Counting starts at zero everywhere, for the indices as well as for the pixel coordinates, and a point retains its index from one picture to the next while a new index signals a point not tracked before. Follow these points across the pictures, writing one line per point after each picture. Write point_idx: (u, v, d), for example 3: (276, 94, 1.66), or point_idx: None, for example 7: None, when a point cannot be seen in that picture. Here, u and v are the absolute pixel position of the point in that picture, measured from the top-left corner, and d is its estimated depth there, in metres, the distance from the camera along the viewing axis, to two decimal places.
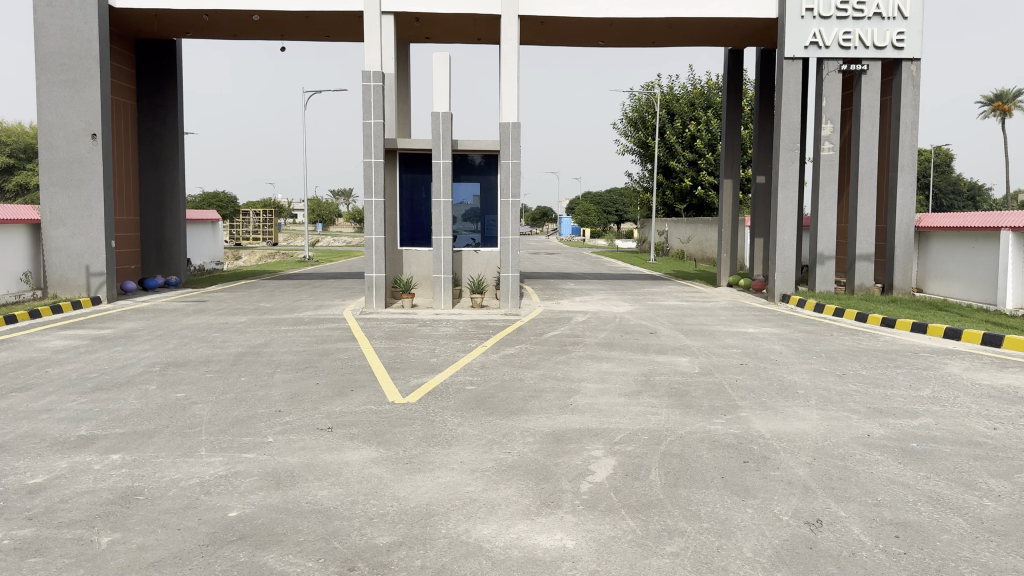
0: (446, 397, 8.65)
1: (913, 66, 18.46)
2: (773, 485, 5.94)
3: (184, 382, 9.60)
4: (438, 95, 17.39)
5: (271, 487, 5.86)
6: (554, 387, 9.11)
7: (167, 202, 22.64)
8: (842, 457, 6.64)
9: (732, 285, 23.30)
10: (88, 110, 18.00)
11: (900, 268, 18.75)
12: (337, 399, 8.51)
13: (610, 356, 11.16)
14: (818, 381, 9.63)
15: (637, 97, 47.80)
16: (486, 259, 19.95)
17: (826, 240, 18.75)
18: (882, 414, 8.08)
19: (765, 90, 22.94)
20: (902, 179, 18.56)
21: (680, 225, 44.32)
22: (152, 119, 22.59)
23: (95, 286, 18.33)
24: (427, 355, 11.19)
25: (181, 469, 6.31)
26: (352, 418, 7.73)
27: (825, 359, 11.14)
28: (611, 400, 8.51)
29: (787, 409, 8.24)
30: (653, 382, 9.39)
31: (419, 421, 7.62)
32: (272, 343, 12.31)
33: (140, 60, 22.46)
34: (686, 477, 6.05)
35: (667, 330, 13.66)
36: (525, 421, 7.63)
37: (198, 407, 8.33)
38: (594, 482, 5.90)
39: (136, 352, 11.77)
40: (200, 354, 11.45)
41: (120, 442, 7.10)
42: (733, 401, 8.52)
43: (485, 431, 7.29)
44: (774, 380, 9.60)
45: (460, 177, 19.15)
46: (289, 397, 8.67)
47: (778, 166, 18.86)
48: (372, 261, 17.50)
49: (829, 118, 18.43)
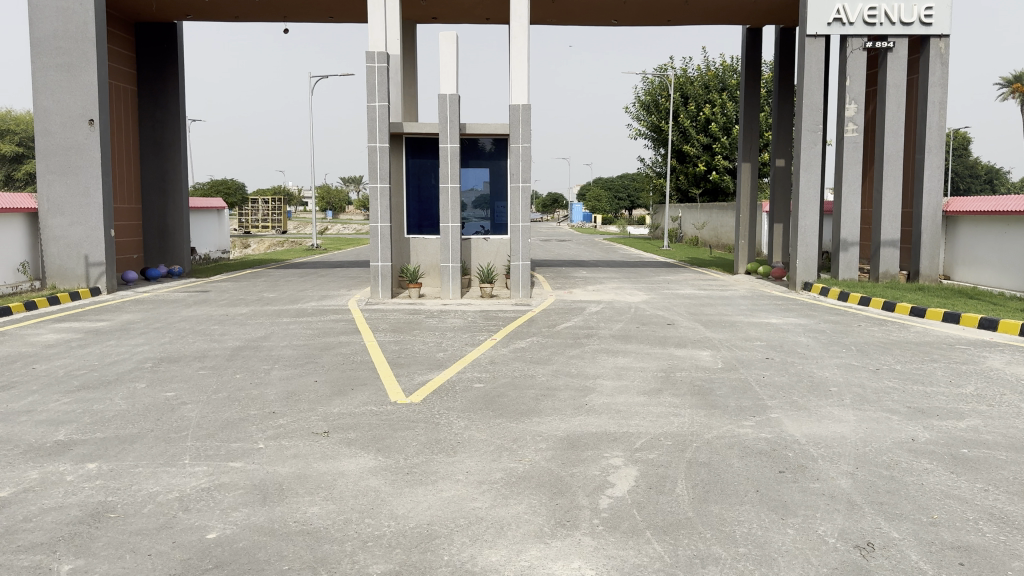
0: (452, 396, 8.07)
1: (942, 42, 17.63)
2: (814, 500, 5.35)
3: (175, 379, 9.05)
4: (445, 76, 16.73)
5: (256, 503, 5.30)
6: (568, 385, 8.50)
7: (169, 190, 22.13)
8: (887, 466, 6.02)
9: (751, 272, 22.55)
10: (85, 95, 17.46)
11: (926, 255, 17.97)
12: (337, 399, 7.95)
13: (626, 350, 10.55)
14: (851, 377, 8.98)
15: (650, 80, 46.95)
16: (495, 248, 19.26)
17: (850, 225, 18.01)
18: (924, 415, 7.45)
19: (785, 70, 22.11)
20: (930, 161, 17.74)
21: (695, 211, 43.47)
22: (153, 104, 22.00)
23: (94, 277, 17.86)
24: (433, 350, 10.59)
25: (160, 481, 5.76)
26: (351, 421, 7.15)
27: (856, 352, 10.48)
28: (629, 400, 7.89)
29: (821, 409, 7.63)
30: (674, 379, 8.77)
31: (422, 425, 7.03)
32: (273, 337, 11.76)
33: (140, 43, 21.87)
34: (716, 491, 5.45)
35: (685, 321, 13.03)
36: (538, 424, 7.05)
37: (188, 408, 7.78)
38: (615, 496, 5.31)
39: (129, 347, 11.24)
40: (195, 349, 10.90)
41: (98, 448, 6.56)
42: (762, 400, 7.90)
43: (494, 436, 6.70)
44: (804, 376, 8.97)
45: (468, 163, 18.55)
46: (285, 397, 8.11)
47: (799, 148, 18.10)
48: (377, 249, 16.91)
49: (853, 98, 17.68)
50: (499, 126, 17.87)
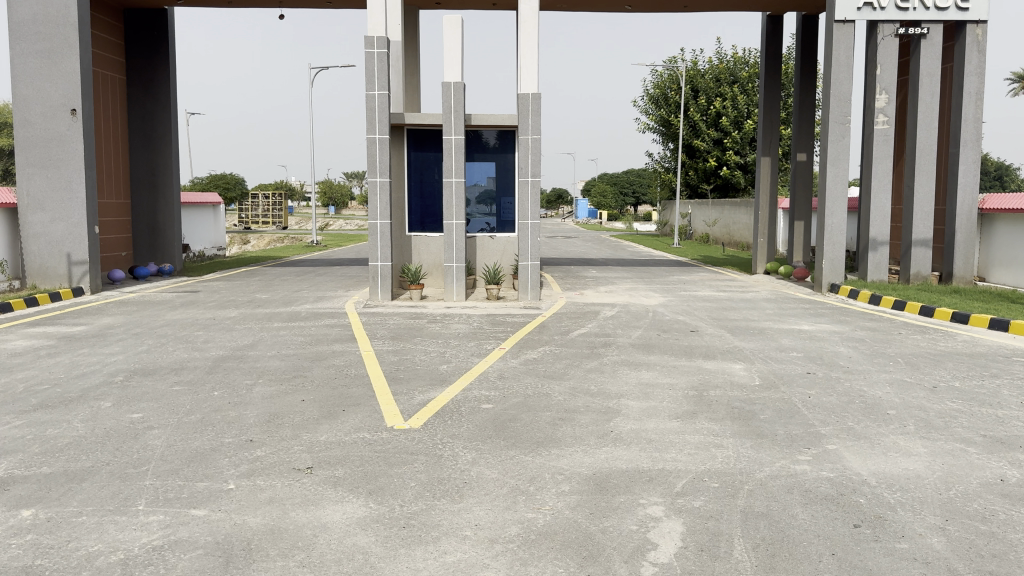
0: (457, 420, 7.03)
1: (979, 28, 16.50)
2: (904, 567, 4.33)
3: (146, 398, 8.02)
4: (449, 63, 15.66)
5: (216, 570, 4.29)
6: (589, 407, 7.47)
7: (160, 185, 21.14)
8: (983, 518, 4.98)
9: (770, 273, 21.47)
10: (67, 83, 16.45)
11: (960, 255, 16.87)
12: (325, 424, 6.93)
13: (649, 362, 9.52)
14: (908, 398, 7.92)
15: (660, 72, 46.07)
16: (503, 246, 18.23)
17: (879, 223, 16.93)
18: (1005, 447, 6.40)
19: (808, 60, 21.02)
20: (965, 155, 16.63)
21: (706, 207, 42.35)
22: (143, 94, 20.97)
23: (77, 276, 16.85)
24: (436, 361, 9.55)
25: (105, 536, 4.75)
26: (340, 453, 6.13)
27: (905, 366, 9.42)
28: (661, 426, 6.85)
29: (885, 440, 6.60)
30: (709, 399, 7.73)
31: (423, 458, 6.01)
32: (260, 345, 10.74)
33: (129, 30, 20.86)
34: (783, 555, 4.43)
35: (710, 328, 11.97)
36: (557, 458, 6.00)
37: (154, 435, 6.75)
38: (659, 563, 4.30)
39: (102, 356, 10.23)
40: (174, 360, 9.88)
41: (38, 489, 5.53)
42: (813, 428, 6.88)
43: (506, 474, 5.67)
44: (854, 397, 7.94)
45: (473, 157, 17.53)
46: (265, 420, 7.08)
47: (826, 141, 17.02)
48: (377, 247, 15.88)
49: (884, 88, 16.60)
50: (507, 117, 16.83)
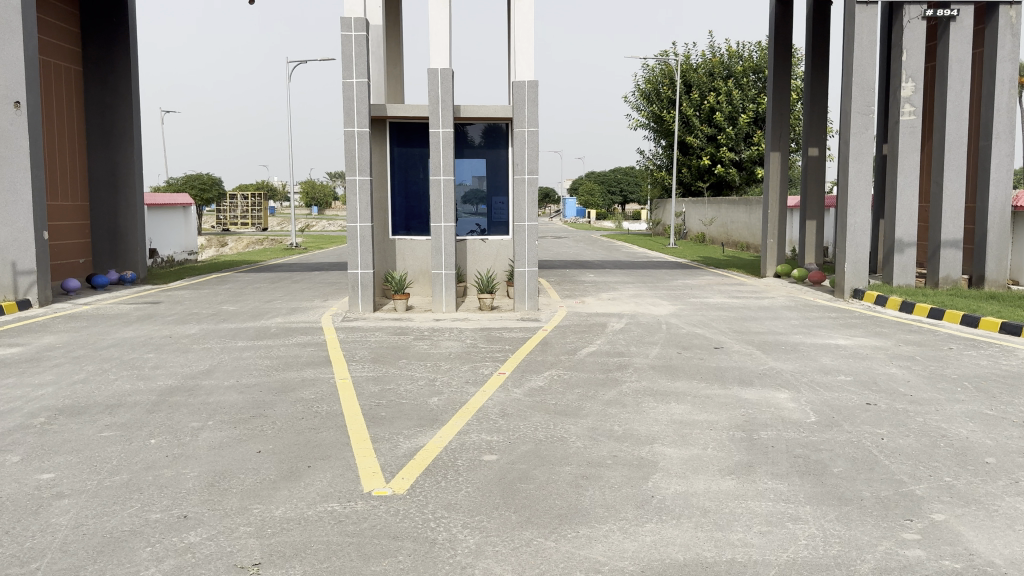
0: (454, 480, 5.52)
1: (1012, 10, 15.18)
2: None
3: (65, 450, 6.44)
4: (436, 48, 14.12)
5: None
6: (617, 459, 5.97)
7: (121, 186, 19.51)
8: None
9: (782, 275, 20.14)
10: (9, 73, 14.76)
11: (992, 257, 15.57)
12: (284, 489, 5.41)
13: (677, 391, 8.03)
14: (1003, 439, 6.50)
15: (651, 67, 44.84)
16: (495, 250, 16.74)
17: (906, 223, 15.57)
18: None
19: (820, 48, 19.67)
20: (997, 148, 15.31)
21: (700, 206, 40.89)
22: (100, 87, 19.30)
23: (24, 287, 15.22)
24: (424, 393, 8.03)
25: None
26: (301, 539, 4.61)
27: (978, 393, 7.98)
28: (714, 487, 5.39)
29: (1002, 504, 5.16)
30: (762, 446, 6.26)
31: (412, 546, 4.50)
32: (219, 371, 9.17)
33: (83, 18, 19.19)
34: None
35: (736, 345, 10.52)
36: (591, 546, 4.49)
37: (61, 509, 5.19)
38: None
39: (29, 388, 8.62)
40: (113, 392, 8.31)
41: None
42: (905, 487, 5.44)
43: (524, 572, 4.19)
44: (938, 439, 6.49)
45: (462, 153, 16.07)
46: (208, 484, 5.54)
47: (847, 134, 15.66)
48: (357, 253, 14.31)
49: (910, 76, 15.19)
50: (499, 109, 15.32)
